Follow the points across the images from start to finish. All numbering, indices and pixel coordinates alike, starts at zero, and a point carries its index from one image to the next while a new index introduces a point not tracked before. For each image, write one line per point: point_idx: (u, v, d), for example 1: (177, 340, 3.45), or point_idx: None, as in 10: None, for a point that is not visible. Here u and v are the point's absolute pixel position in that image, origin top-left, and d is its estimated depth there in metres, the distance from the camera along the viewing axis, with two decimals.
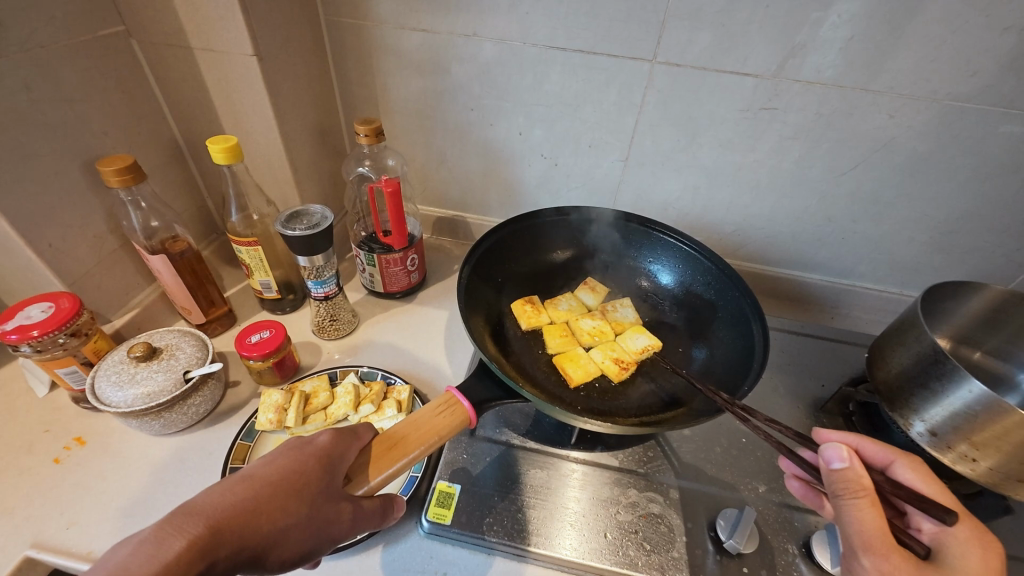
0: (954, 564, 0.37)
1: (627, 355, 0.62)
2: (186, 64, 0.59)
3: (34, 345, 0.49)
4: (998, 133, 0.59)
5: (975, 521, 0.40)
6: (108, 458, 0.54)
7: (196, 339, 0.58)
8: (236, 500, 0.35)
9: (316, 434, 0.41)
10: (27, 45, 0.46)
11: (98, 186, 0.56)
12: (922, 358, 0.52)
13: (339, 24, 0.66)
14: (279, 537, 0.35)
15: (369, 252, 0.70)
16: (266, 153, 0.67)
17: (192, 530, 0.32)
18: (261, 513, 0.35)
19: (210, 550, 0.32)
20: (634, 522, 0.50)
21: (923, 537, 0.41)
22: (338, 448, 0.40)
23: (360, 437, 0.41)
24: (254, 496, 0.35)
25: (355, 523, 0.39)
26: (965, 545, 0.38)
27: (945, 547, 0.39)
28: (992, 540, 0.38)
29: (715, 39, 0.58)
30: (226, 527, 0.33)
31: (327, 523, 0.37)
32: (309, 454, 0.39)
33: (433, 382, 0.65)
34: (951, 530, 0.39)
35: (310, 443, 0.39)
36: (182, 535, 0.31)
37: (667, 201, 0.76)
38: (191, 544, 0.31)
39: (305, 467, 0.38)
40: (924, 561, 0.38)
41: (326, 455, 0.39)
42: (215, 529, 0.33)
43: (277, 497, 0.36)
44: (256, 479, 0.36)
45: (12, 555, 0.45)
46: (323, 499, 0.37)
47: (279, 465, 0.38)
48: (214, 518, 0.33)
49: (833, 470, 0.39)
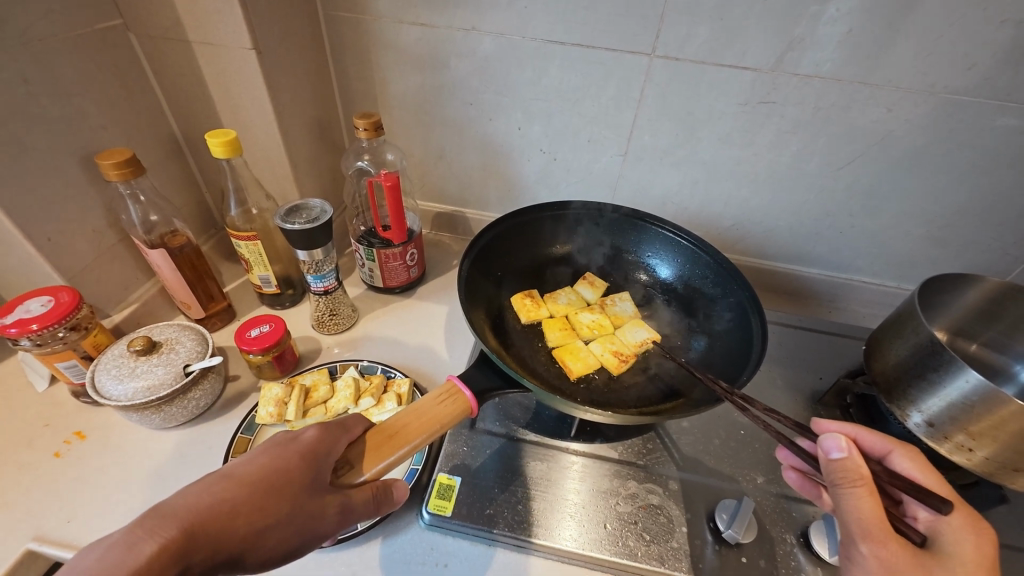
0: (951, 550, 0.38)
1: (626, 349, 0.62)
2: (184, 58, 0.59)
3: (33, 338, 0.49)
4: (994, 126, 0.59)
5: (969, 510, 0.41)
6: (108, 452, 0.54)
7: (196, 334, 0.58)
8: (213, 502, 0.34)
9: (302, 430, 0.40)
10: (24, 39, 0.46)
11: (97, 180, 0.56)
12: (919, 349, 0.52)
13: (338, 18, 0.66)
14: (258, 537, 0.34)
15: (368, 247, 0.70)
16: (265, 148, 0.66)
17: (165, 533, 0.31)
18: (239, 514, 0.34)
19: (185, 554, 0.31)
20: (633, 513, 0.50)
21: (919, 525, 0.41)
22: (324, 445, 0.39)
23: (350, 430, 0.41)
24: (231, 496, 0.35)
25: (343, 519, 0.38)
26: (959, 533, 0.39)
27: (940, 534, 0.39)
28: (987, 528, 0.38)
29: (713, 33, 0.58)
30: (200, 530, 0.33)
31: (311, 521, 0.36)
32: (292, 451, 0.38)
33: (433, 376, 0.65)
34: (946, 518, 0.39)
35: (294, 440, 0.39)
36: (154, 539, 0.31)
37: (665, 195, 0.77)
38: (162, 549, 0.30)
39: (289, 465, 0.37)
40: (922, 549, 0.38)
41: (311, 453, 0.38)
42: (189, 531, 0.32)
43: (256, 497, 0.35)
44: (236, 479, 0.36)
45: (12, 549, 0.45)
46: (308, 496, 0.37)
47: (260, 465, 0.37)
48: (190, 521, 0.33)
49: (832, 459, 0.39)
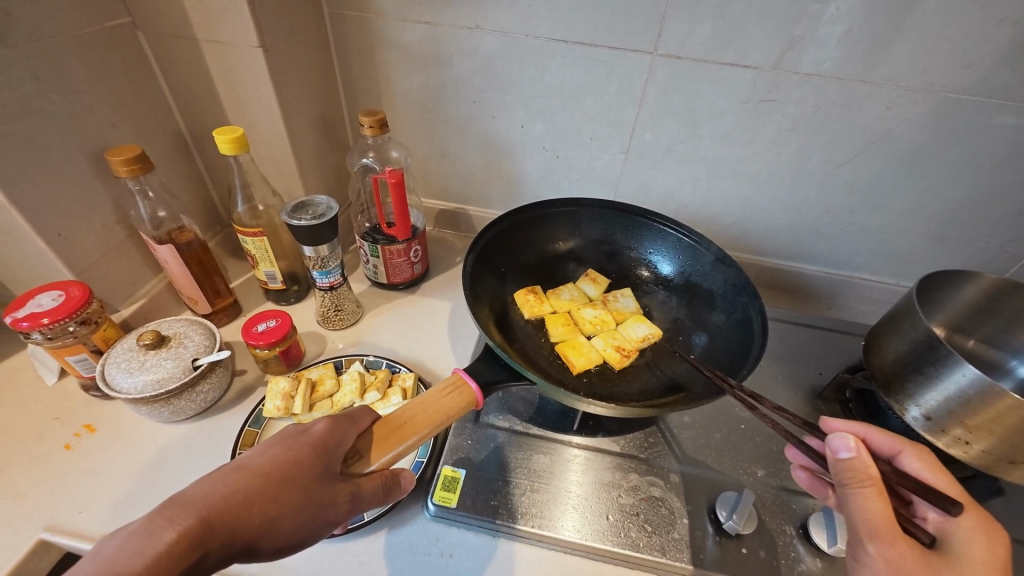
0: (959, 551, 0.39)
1: (628, 344, 0.63)
2: (191, 56, 0.59)
3: (45, 332, 0.49)
4: (992, 124, 0.60)
5: (980, 510, 0.41)
6: (117, 444, 0.55)
7: (203, 328, 0.58)
8: (228, 492, 0.35)
9: (312, 423, 0.41)
10: (35, 36, 0.47)
11: (106, 176, 0.57)
12: (917, 344, 0.53)
13: (342, 17, 0.67)
14: (272, 526, 0.35)
15: (373, 244, 0.71)
16: (270, 145, 0.67)
17: (182, 522, 0.32)
18: (253, 504, 0.35)
19: (201, 542, 0.32)
20: (635, 505, 0.51)
21: (929, 526, 0.42)
22: (334, 436, 0.40)
23: (357, 422, 0.42)
24: (245, 486, 0.36)
25: (354, 508, 0.39)
26: (970, 534, 0.39)
27: (949, 535, 0.40)
28: (996, 528, 0.39)
29: (714, 31, 0.59)
30: (217, 519, 0.33)
31: (322, 509, 0.37)
32: (304, 442, 0.39)
33: (437, 371, 0.66)
34: (957, 519, 0.40)
35: (305, 432, 0.40)
36: (172, 527, 0.32)
37: (667, 193, 0.77)
38: (181, 536, 0.31)
39: (301, 456, 0.38)
40: (930, 550, 0.39)
41: (322, 444, 0.39)
42: (206, 521, 0.33)
43: (269, 487, 0.36)
44: (250, 470, 0.37)
45: (25, 538, 0.46)
46: (319, 485, 0.37)
47: (272, 456, 0.38)
48: (206, 510, 0.33)
49: (840, 459, 0.40)
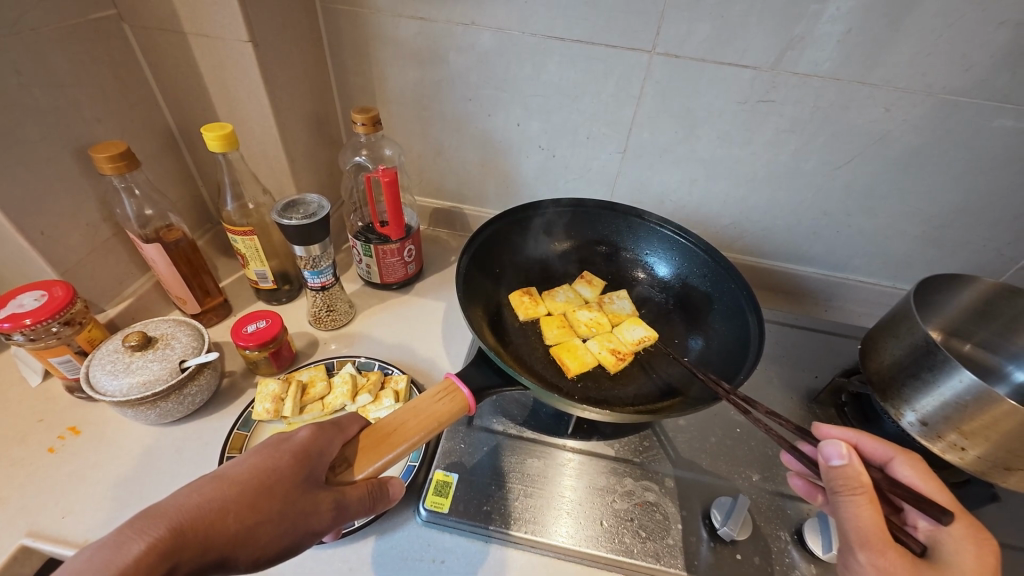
0: (950, 560, 0.38)
1: (623, 347, 0.62)
2: (179, 50, 0.58)
3: (27, 333, 0.48)
4: (991, 127, 0.60)
5: (971, 519, 0.41)
6: (103, 447, 0.54)
7: (192, 330, 0.57)
8: (203, 502, 0.34)
9: (294, 431, 0.40)
10: (17, 28, 0.45)
11: (90, 172, 0.55)
12: (914, 349, 0.52)
13: (336, 11, 0.65)
14: (250, 535, 0.34)
15: (365, 243, 0.69)
16: (261, 141, 0.66)
17: (153, 532, 0.31)
18: (228, 512, 0.34)
19: (173, 552, 0.31)
20: (629, 510, 0.51)
21: (919, 535, 0.42)
22: (316, 443, 0.39)
23: (344, 430, 0.41)
24: (221, 496, 0.35)
25: (339, 516, 0.38)
26: (960, 543, 0.39)
27: (940, 543, 0.40)
28: (986, 539, 0.39)
29: (713, 31, 0.58)
30: (188, 530, 0.32)
31: (304, 517, 0.36)
32: (285, 450, 0.38)
33: (429, 372, 0.65)
34: (947, 528, 0.40)
35: (287, 440, 0.39)
36: (143, 538, 0.31)
37: (664, 193, 0.77)
38: (151, 547, 0.30)
39: (280, 465, 0.37)
40: (921, 558, 0.39)
41: (304, 451, 0.38)
42: (178, 531, 0.32)
43: (247, 495, 0.35)
44: (227, 479, 0.36)
45: (6, 545, 0.45)
46: (299, 493, 0.37)
47: (251, 464, 0.37)
48: (178, 521, 0.33)
49: (832, 466, 0.39)
